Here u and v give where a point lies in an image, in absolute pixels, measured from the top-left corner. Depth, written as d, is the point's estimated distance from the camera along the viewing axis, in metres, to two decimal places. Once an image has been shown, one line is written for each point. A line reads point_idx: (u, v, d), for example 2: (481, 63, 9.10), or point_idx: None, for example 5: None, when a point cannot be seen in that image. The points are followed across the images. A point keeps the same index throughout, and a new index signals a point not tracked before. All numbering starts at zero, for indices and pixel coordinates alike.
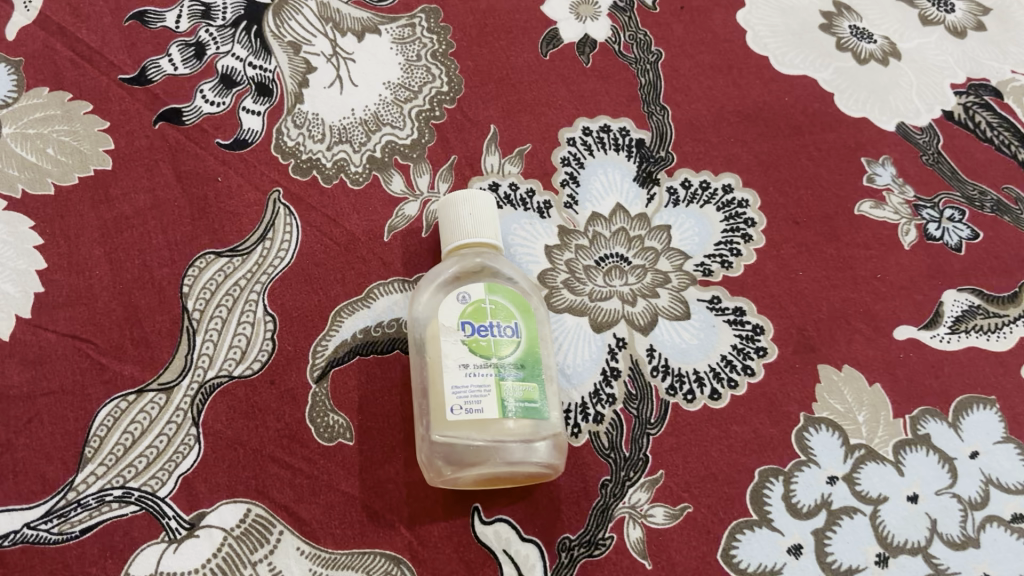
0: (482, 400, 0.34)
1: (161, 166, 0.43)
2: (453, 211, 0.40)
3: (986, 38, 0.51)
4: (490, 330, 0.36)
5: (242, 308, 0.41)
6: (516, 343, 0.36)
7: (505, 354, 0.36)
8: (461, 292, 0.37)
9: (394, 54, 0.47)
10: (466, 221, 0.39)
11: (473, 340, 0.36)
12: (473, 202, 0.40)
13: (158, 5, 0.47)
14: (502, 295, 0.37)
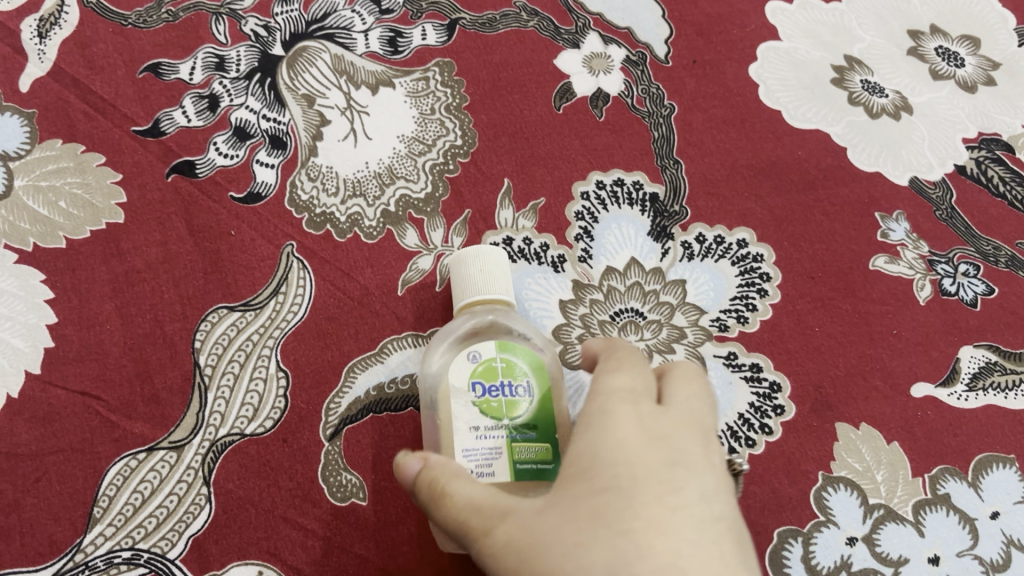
0: (493, 465, 0.34)
1: (174, 220, 0.43)
2: (464, 268, 0.39)
3: (997, 93, 0.51)
4: (501, 390, 0.35)
5: (255, 365, 0.40)
6: (528, 403, 0.35)
7: (515, 414, 0.35)
8: (472, 351, 0.36)
9: (408, 108, 0.47)
10: (478, 278, 0.38)
11: (484, 401, 0.35)
12: (484, 259, 0.39)
13: (172, 57, 0.47)
14: (515, 353, 0.36)
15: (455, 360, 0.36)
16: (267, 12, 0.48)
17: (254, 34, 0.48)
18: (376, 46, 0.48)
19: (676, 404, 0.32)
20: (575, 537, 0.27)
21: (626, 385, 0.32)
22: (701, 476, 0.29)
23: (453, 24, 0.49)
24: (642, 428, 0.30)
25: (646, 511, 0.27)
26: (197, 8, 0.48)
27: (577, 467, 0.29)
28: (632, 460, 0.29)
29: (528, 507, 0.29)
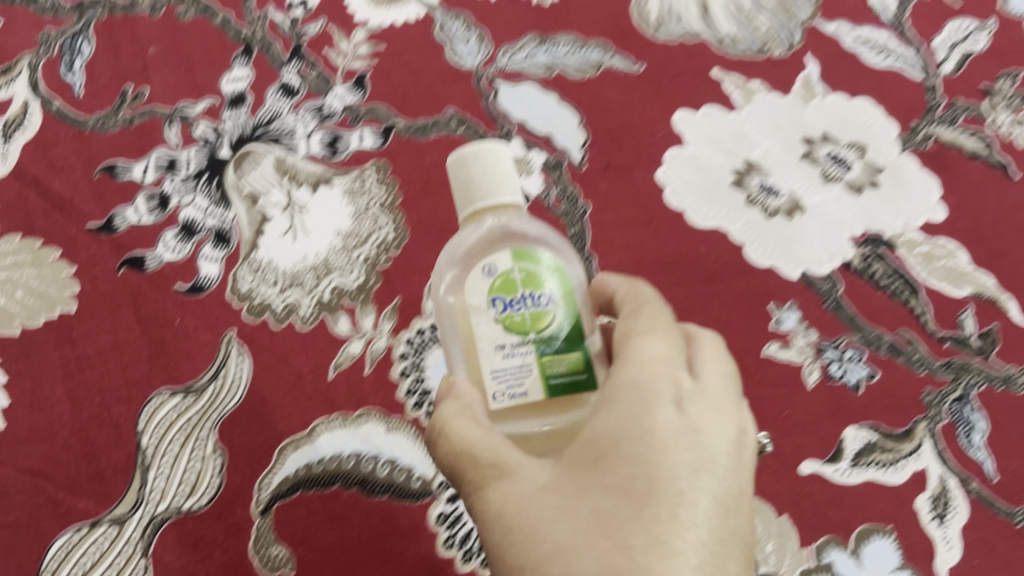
0: (523, 382, 0.31)
1: (123, 309, 0.47)
2: (460, 173, 0.33)
3: (881, 196, 0.55)
4: (522, 303, 0.31)
5: (193, 444, 0.45)
6: (553, 312, 0.31)
7: (543, 328, 0.31)
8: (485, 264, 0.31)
9: (344, 205, 0.51)
10: (480, 182, 0.33)
11: (506, 319, 0.31)
12: (473, 166, 0.33)
13: (127, 157, 0.51)
14: (535, 258, 0.31)
15: (456, 276, 0.32)
16: (216, 117, 0.53)
17: (203, 137, 0.52)
18: (317, 149, 0.53)
19: (711, 380, 0.31)
20: (567, 525, 0.28)
21: (655, 350, 0.31)
22: (719, 480, 0.29)
23: (388, 129, 0.54)
24: (675, 412, 0.29)
25: (650, 526, 0.27)
26: (151, 113, 0.52)
27: (599, 445, 0.29)
28: (646, 442, 0.28)
29: (532, 474, 0.29)
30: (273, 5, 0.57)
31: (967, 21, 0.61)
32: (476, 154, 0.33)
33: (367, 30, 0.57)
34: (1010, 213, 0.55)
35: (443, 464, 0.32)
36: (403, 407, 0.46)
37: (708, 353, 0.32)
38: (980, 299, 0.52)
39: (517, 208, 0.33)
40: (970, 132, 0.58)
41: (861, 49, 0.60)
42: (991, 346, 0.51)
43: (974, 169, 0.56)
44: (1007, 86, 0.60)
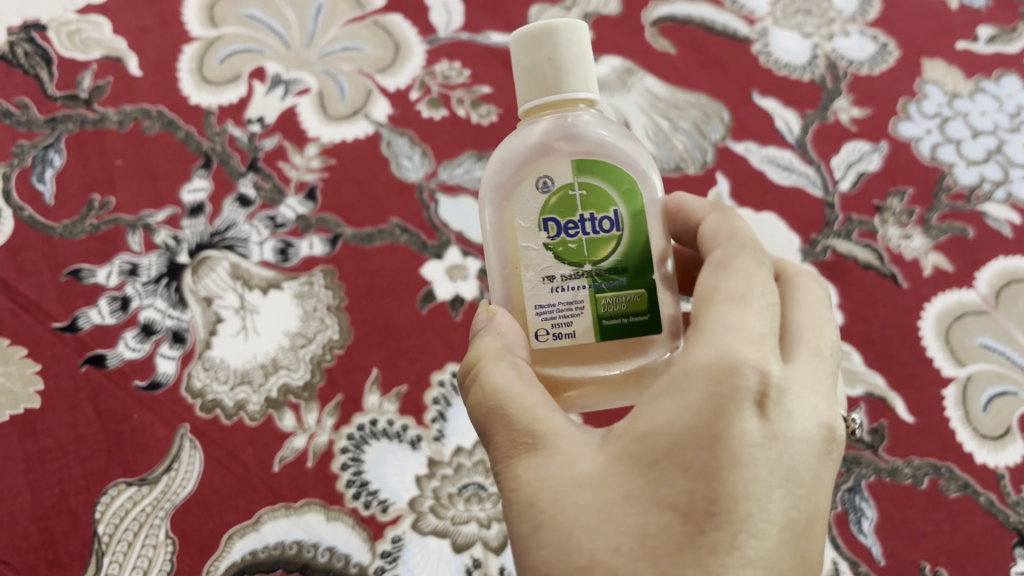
0: (572, 323, 0.34)
1: (84, 405, 0.51)
2: (530, 53, 0.34)
3: None
4: (577, 228, 0.33)
5: (147, 531, 0.49)
6: (616, 239, 0.34)
7: (598, 255, 0.34)
8: (546, 177, 0.34)
9: (293, 308, 0.56)
10: (549, 70, 0.34)
11: (560, 242, 0.33)
12: (555, 53, 0.34)
13: (92, 262, 0.55)
14: (595, 176, 0.34)
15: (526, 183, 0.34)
16: (176, 225, 0.57)
17: (164, 244, 0.56)
18: (269, 255, 0.57)
19: (798, 368, 0.30)
20: (608, 537, 0.27)
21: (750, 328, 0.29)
22: (788, 497, 0.28)
23: (336, 237, 0.59)
24: (753, 416, 0.28)
25: (700, 555, 0.26)
26: (116, 221, 0.57)
27: (658, 449, 0.28)
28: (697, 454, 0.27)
29: (582, 468, 0.29)
30: (231, 122, 0.62)
31: (860, 143, 0.69)
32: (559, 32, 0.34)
33: (318, 145, 0.62)
34: (899, 318, 0.61)
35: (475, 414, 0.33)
36: (342, 498, 0.50)
37: (803, 333, 0.32)
38: (871, 397, 0.58)
39: (587, 102, 0.35)
40: (864, 244, 0.64)
41: (768, 167, 0.67)
42: (880, 441, 0.57)
43: (867, 278, 0.62)
44: (896, 203, 0.66)
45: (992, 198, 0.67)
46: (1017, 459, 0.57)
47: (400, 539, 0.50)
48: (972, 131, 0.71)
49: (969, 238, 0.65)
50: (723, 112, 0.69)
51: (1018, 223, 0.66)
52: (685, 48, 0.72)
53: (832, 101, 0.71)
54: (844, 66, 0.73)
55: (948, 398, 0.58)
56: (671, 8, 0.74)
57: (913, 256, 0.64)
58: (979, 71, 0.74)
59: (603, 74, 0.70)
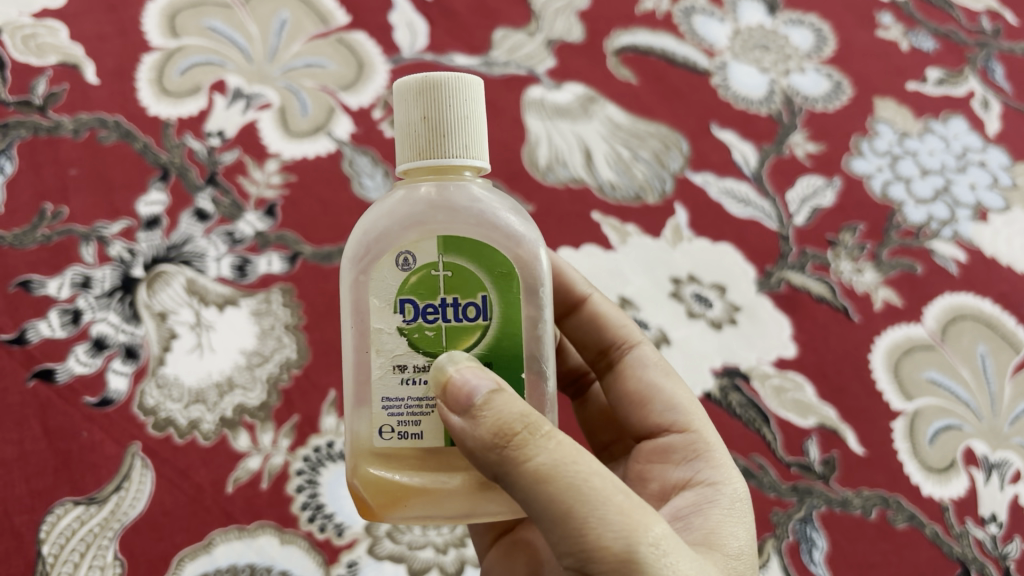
0: (419, 423, 0.35)
1: (31, 421, 0.50)
2: (423, 103, 0.36)
3: (739, 333, 0.62)
4: (436, 312, 0.35)
5: (94, 552, 0.48)
6: (484, 326, 0.36)
7: (457, 345, 0.35)
8: (405, 254, 0.36)
9: (250, 325, 0.55)
10: (424, 129, 0.36)
11: (416, 328, 0.35)
12: (435, 111, 0.36)
13: (43, 273, 0.54)
14: (461, 258, 0.36)
15: (500, 218, 0.37)
16: (132, 237, 0.56)
17: (118, 256, 0.55)
18: (226, 271, 0.56)
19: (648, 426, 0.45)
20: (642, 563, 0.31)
21: (720, 455, 0.43)
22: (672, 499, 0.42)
23: (295, 255, 0.58)
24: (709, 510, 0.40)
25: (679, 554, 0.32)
26: (69, 232, 0.56)
27: (598, 520, 0.31)
28: (750, 562, 0.38)
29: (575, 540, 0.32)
30: (191, 134, 0.61)
31: (815, 178, 0.70)
32: (458, 83, 0.36)
33: (279, 161, 0.61)
34: (851, 351, 0.62)
35: (540, 505, 0.31)
36: (297, 520, 0.50)
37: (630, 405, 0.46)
38: (823, 428, 0.59)
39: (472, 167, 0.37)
40: (817, 278, 0.65)
41: (725, 199, 0.68)
42: (831, 471, 0.57)
43: (820, 310, 0.64)
44: (848, 238, 0.68)
45: (940, 236, 0.69)
46: (961, 492, 0.58)
47: (356, 564, 0.49)
48: (921, 170, 0.72)
49: (918, 274, 0.66)
50: (682, 143, 0.70)
51: (963, 261, 0.67)
52: (647, 79, 0.73)
53: (788, 135, 0.72)
54: (799, 102, 0.75)
55: (897, 431, 0.59)
56: (633, 38, 0.75)
57: (864, 290, 0.65)
58: (928, 112, 0.76)
59: (565, 100, 0.70)
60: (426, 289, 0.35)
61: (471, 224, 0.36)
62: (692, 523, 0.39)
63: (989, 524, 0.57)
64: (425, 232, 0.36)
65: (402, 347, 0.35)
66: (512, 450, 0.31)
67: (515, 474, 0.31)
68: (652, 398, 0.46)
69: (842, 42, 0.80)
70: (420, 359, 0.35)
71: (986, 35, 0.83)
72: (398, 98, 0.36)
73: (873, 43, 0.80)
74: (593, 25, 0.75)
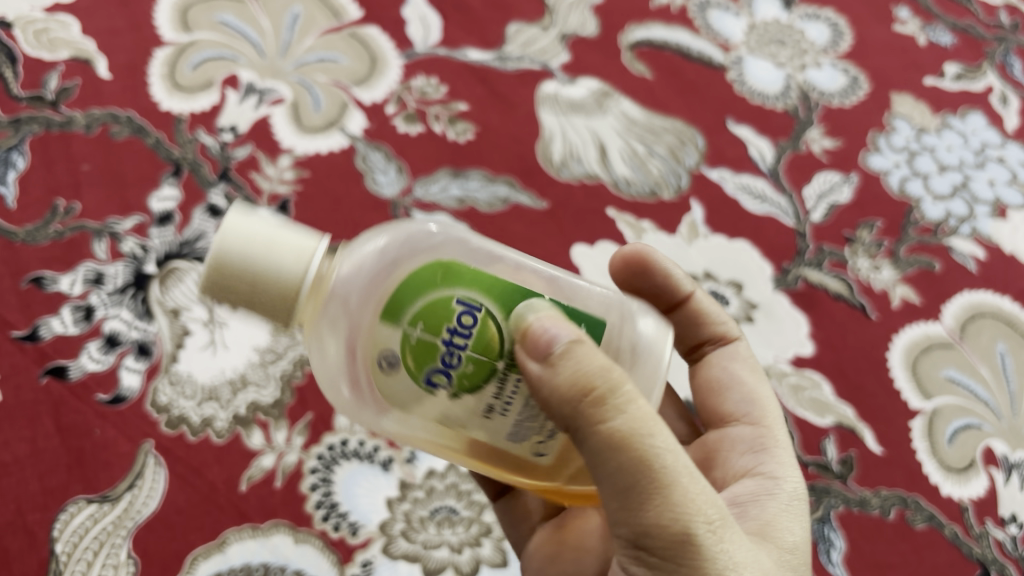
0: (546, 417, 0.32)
1: (43, 418, 0.50)
2: (234, 277, 0.30)
3: (757, 330, 0.61)
4: (452, 351, 0.31)
5: (107, 551, 0.48)
6: (488, 314, 0.31)
7: (495, 343, 0.31)
8: (384, 355, 0.31)
9: (264, 322, 0.55)
10: (261, 285, 0.30)
11: (458, 379, 0.31)
12: (258, 272, 0.30)
13: (55, 270, 0.54)
14: (413, 296, 0.31)
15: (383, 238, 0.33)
16: (144, 233, 0.56)
17: (131, 253, 0.55)
18: None
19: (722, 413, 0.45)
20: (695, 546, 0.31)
21: (784, 453, 0.42)
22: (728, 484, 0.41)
23: None
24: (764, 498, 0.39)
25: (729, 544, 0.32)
26: (81, 228, 0.55)
27: (665, 493, 0.30)
28: (805, 557, 0.37)
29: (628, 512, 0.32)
30: (203, 129, 0.61)
31: (832, 174, 0.70)
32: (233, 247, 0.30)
33: (292, 156, 0.61)
34: (869, 348, 0.61)
35: (611, 468, 0.30)
36: (311, 519, 0.50)
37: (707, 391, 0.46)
38: (841, 427, 0.58)
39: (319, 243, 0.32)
40: (835, 275, 0.64)
41: (741, 195, 0.67)
42: (849, 471, 0.57)
43: (838, 308, 0.63)
44: (866, 235, 0.67)
45: (958, 233, 0.68)
46: (981, 492, 0.57)
47: (370, 563, 0.49)
48: (939, 166, 0.72)
49: (936, 271, 0.65)
50: (698, 138, 0.69)
51: (982, 259, 0.67)
52: (662, 74, 0.73)
53: (805, 131, 0.72)
54: (816, 97, 0.74)
55: (915, 430, 0.59)
56: (647, 32, 0.75)
57: (882, 288, 0.64)
58: (946, 107, 0.75)
59: (580, 95, 0.69)
60: (427, 351, 0.31)
61: (367, 267, 0.32)
62: (749, 512, 0.38)
63: (1010, 524, 0.56)
64: (368, 324, 0.31)
65: (468, 405, 0.32)
66: (592, 407, 0.29)
67: (592, 433, 0.30)
68: (730, 388, 0.46)
69: (859, 37, 0.79)
70: (488, 391, 0.31)
71: (1004, 30, 0.82)
72: (209, 286, 0.31)
73: (890, 38, 0.79)
74: (607, 20, 0.75)
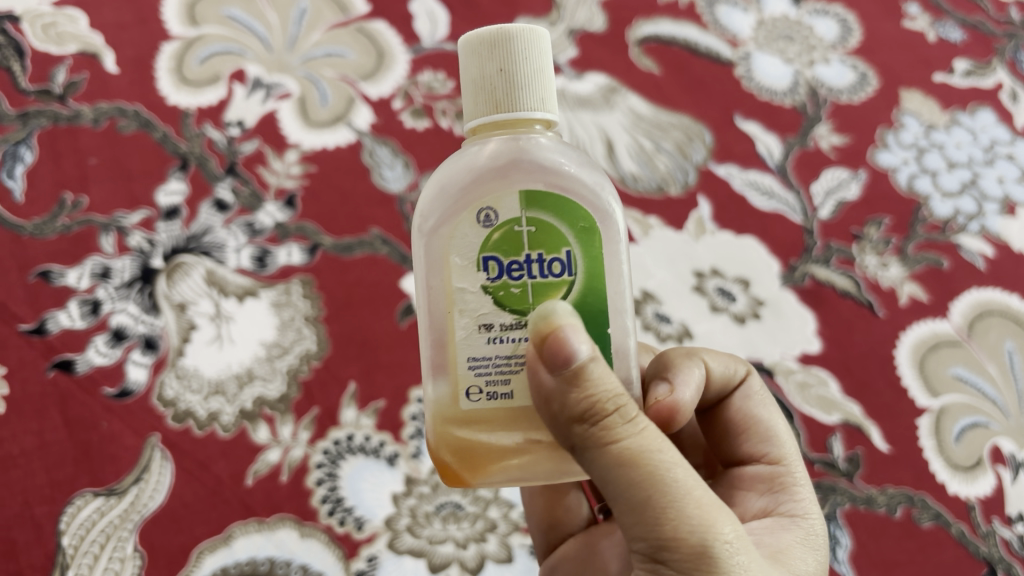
0: (510, 381, 0.32)
1: (50, 412, 0.50)
2: (493, 59, 0.32)
3: (763, 328, 0.61)
4: (522, 268, 0.32)
5: (114, 544, 0.48)
6: (568, 283, 0.32)
7: (546, 301, 0.32)
8: (487, 209, 0.32)
9: (270, 317, 0.55)
10: (501, 82, 0.33)
11: (501, 286, 0.32)
12: (512, 61, 0.32)
13: (63, 263, 0.54)
14: (547, 212, 0.32)
15: (575, 179, 0.33)
16: (151, 227, 0.56)
17: (138, 247, 0.55)
18: (246, 262, 0.56)
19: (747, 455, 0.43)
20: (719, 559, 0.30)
21: (803, 491, 0.41)
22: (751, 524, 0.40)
23: (315, 246, 0.57)
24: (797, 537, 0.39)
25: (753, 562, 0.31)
26: (88, 222, 0.56)
27: (679, 507, 0.30)
28: None
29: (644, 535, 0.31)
30: (210, 124, 0.61)
31: (840, 171, 0.69)
32: (541, 42, 0.33)
33: (298, 152, 0.61)
34: (876, 346, 0.61)
35: (622, 488, 0.30)
36: (317, 514, 0.50)
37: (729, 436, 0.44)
38: (847, 425, 0.58)
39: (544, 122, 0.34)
40: (842, 272, 0.64)
41: (749, 191, 0.67)
42: (856, 469, 0.57)
43: (845, 306, 0.63)
44: (874, 232, 0.67)
45: (967, 230, 0.68)
46: (988, 491, 0.57)
47: (375, 558, 0.49)
48: (948, 162, 0.71)
49: (944, 269, 0.65)
50: (706, 134, 0.69)
51: (991, 257, 0.66)
52: (670, 69, 0.72)
53: (813, 127, 0.71)
54: (824, 93, 0.74)
55: (922, 428, 0.58)
56: (655, 27, 0.74)
57: (890, 285, 0.64)
58: (955, 104, 0.75)
59: (587, 91, 0.69)
60: (511, 243, 0.32)
61: (548, 175, 0.32)
62: (764, 540, 0.38)
63: (1016, 523, 0.56)
64: (505, 186, 0.32)
65: (487, 306, 0.32)
66: (601, 427, 0.30)
67: (600, 452, 0.30)
68: (751, 427, 0.44)
69: (868, 33, 0.79)
70: (506, 317, 0.32)
71: (1014, 26, 0.81)
72: (467, 45, 0.33)
73: (900, 34, 0.79)
74: (615, 15, 0.74)
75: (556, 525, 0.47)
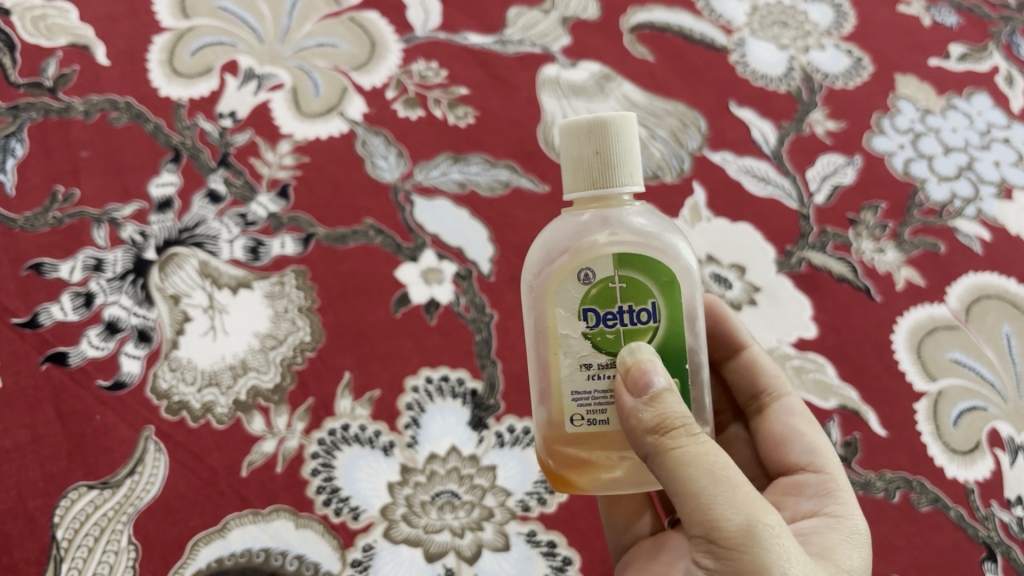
0: (605, 411, 0.35)
1: (43, 405, 0.50)
2: (590, 143, 0.36)
3: (759, 314, 0.61)
4: (616, 317, 0.35)
5: (108, 537, 0.48)
6: (654, 329, 0.36)
7: (635, 345, 0.35)
8: (586, 269, 0.35)
9: (264, 308, 0.55)
10: (597, 163, 0.36)
11: (598, 332, 0.35)
12: (606, 144, 0.36)
13: (55, 257, 0.54)
14: (637, 270, 0.35)
15: (663, 241, 0.36)
16: (144, 220, 0.56)
17: (131, 239, 0.55)
18: (239, 253, 0.56)
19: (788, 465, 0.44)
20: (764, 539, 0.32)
21: (848, 495, 0.41)
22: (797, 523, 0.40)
23: (309, 237, 0.57)
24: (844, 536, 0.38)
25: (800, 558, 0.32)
26: (80, 215, 0.55)
27: (727, 495, 0.32)
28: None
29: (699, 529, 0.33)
30: (202, 116, 0.61)
31: (836, 156, 0.69)
32: (625, 121, 0.36)
33: (291, 142, 0.61)
34: (872, 331, 0.61)
35: (678, 485, 0.33)
36: (313, 504, 0.49)
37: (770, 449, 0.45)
38: (845, 410, 0.58)
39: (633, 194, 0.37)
40: (838, 257, 0.64)
41: (744, 177, 0.66)
42: (853, 453, 0.56)
43: (841, 290, 0.62)
44: (869, 217, 0.66)
45: (963, 214, 0.67)
46: (987, 474, 0.57)
47: (372, 548, 0.49)
48: (944, 147, 0.71)
49: (940, 253, 0.65)
50: (700, 121, 0.69)
51: (988, 239, 0.66)
52: (664, 56, 0.72)
53: (808, 113, 0.71)
54: (819, 79, 0.74)
55: (920, 412, 0.58)
56: (649, 15, 0.74)
57: (886, 270, 0.64)
58: (951, 88, 0.75)
59: (581, 78, 0.69)
60: (605, 296, 0.35)
61: (636, 240, 0.36)
62: (811, 540, 0.38)
63: (1015, 506, 0.56)
64: (605, 247, 0.35)
65: (586, 348, 0.35)
66: (665, 434, 0.33)
67: (659, 459, 0.33)
68: (790, 440, 0.44)
69: (863, 18, 0.79)
70: (603, 358, 0.35)
71: (1010, 9, 0.81)
72: (564, 133, 0.36)
73: (894, 19, 0.79)
74: (609, 3, 0.74)
75: (627, 527, 0.46)
